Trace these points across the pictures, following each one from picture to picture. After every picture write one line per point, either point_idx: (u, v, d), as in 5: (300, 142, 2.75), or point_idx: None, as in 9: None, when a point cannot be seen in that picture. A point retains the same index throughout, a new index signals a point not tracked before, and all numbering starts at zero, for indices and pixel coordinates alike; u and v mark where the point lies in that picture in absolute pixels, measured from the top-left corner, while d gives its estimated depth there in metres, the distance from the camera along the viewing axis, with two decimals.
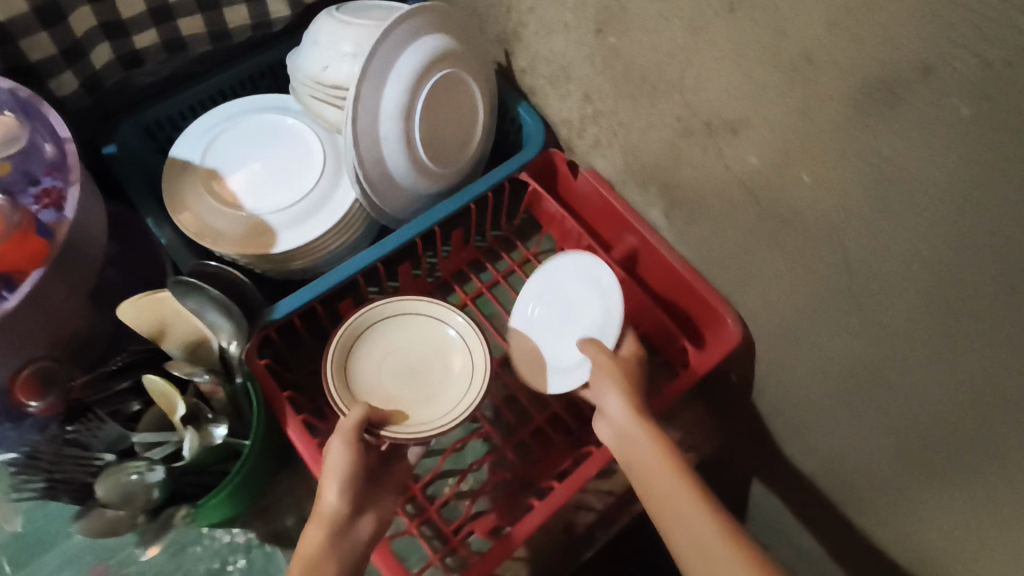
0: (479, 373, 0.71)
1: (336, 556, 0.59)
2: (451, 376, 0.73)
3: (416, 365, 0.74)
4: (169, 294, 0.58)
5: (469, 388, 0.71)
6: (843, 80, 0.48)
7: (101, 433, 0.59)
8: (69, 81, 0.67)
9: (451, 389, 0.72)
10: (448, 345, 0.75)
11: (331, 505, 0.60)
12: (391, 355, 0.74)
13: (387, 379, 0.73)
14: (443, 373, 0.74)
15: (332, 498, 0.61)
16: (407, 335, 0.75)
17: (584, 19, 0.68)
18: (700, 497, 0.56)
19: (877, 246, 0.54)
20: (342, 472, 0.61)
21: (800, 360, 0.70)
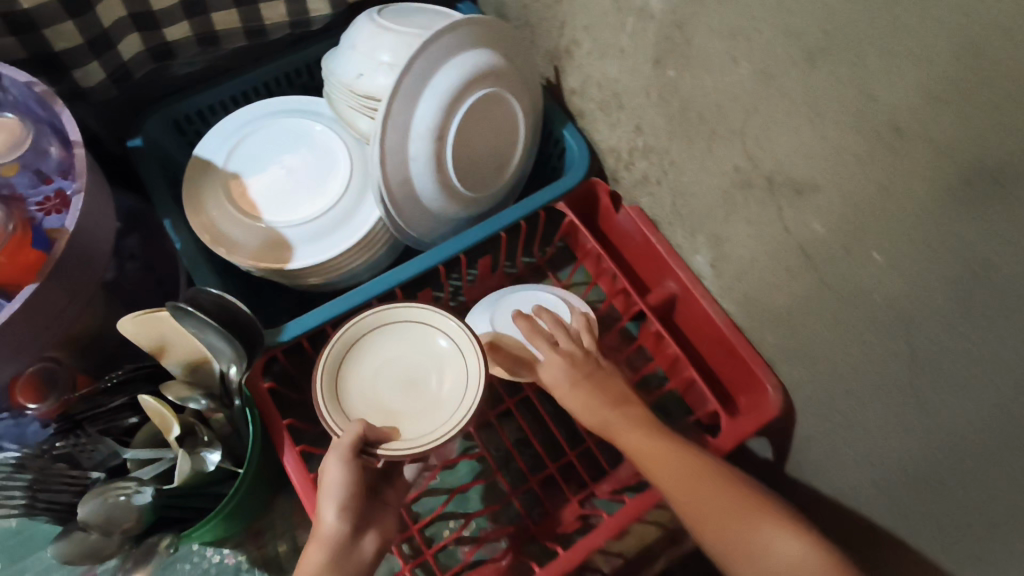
0: (473, 383, 0.64)
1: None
2: (447, 391, 0.66)
3: (413, 380, 0.67)
4: (169, 313, 0.54)
5: (463, 399, 0.64)
6: (941, 158, 0.41)
7: (92, 451, 0.58)
8: (94, 71, 0.65)
9: (444, 404, 0.65)
10: (444, 355, 0.68)
11: (332, 526, 0.55)
12: (385, 369, 0.67)
13: (383, 395, 0.66)
14: (439, 387, 0.66)
15: (332, 520, 0.55)
16: (402, 348, 0.68)
17: (642, 48, 0.62)
18: (695, 466, 0.57)
19: (955, 349, 0.47)
20: (341, 493, 0.56)
21: (845, 446, 0.63)
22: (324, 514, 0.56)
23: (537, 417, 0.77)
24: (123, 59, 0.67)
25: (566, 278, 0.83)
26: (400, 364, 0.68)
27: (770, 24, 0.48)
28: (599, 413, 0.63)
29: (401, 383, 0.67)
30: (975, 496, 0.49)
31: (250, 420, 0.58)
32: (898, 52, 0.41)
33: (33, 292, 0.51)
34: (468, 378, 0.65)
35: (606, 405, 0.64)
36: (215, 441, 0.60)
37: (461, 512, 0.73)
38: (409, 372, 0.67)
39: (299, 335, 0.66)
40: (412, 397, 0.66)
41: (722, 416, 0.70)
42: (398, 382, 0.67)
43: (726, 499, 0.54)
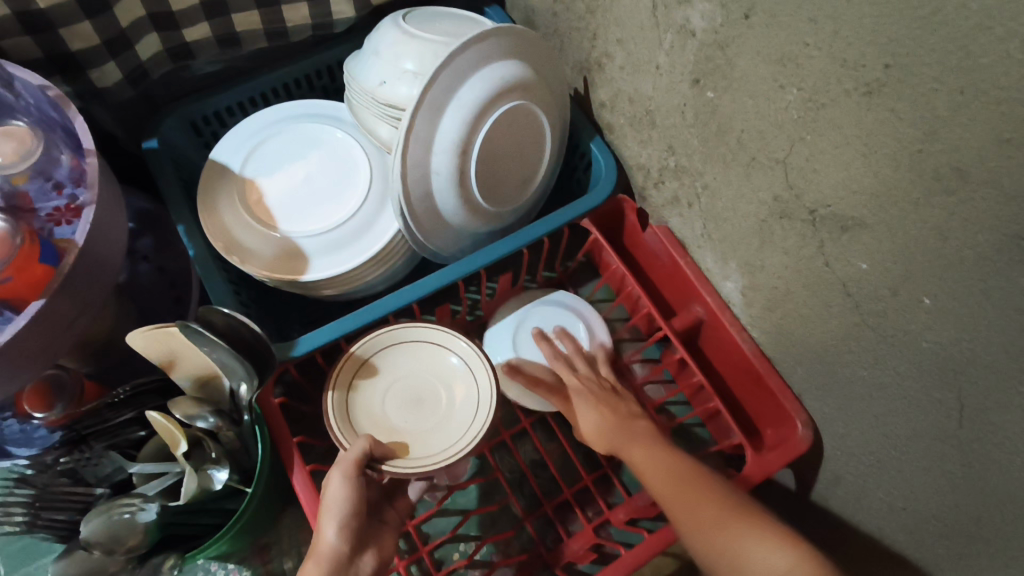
0: (485, 401, 0.63)
1: None
2: (454, 408, 0.64)
3: (417, 398, 0.64)
4: (180, 331, 0.52)
5: (475, 418, 0.62)
6: (1008, 207, 0.38)
7: (98, 467, 0.57)
8: (111, 72, 0.64)
9: (452, 421, 0.63)
10: (451, 372, 0.66)
11: (330, 544, 0.51)
12: (390, 387, 0.65)
13: (389, 413, 0.63)
14: (446, 405, 0.64)
15: (331, 537, 0.52)
16: (407, 364, 0.66)
17: (680, 66, 0.59)
18: (692, 474, 0.54)
19: (1007, 406, 0.44)
20: (343, 509, 0.52)
21: (877, 488, 0.60)
22: (324, 532, 0.52)
23: (554, 440, 0.74)
24: (140, 59, 0.65)
25: (588, 296, 0.80)
26: (405, 381, 0.65)
27: (821, 51, 0.45)
28: (604, 426, 0.62)
29: (406, 400, 0.64)
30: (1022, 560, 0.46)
31: (260, 437, 0.58)
32: (967, 92, 0.37)
33: (42, 308, 0.49)
34: (479, 395, 0.63)
35: (613, 418, 0.62)
36: (223, 458, 0.57)
37: (473, 535, 0.71)
38: (413, 389, 0.65)
39: (311, 350, 0.63)
40: (418, 414, 0.64)
41: (748, 450, 0.67)
42: (404, 400, 0.64)
43: (710, 506, 0.51)
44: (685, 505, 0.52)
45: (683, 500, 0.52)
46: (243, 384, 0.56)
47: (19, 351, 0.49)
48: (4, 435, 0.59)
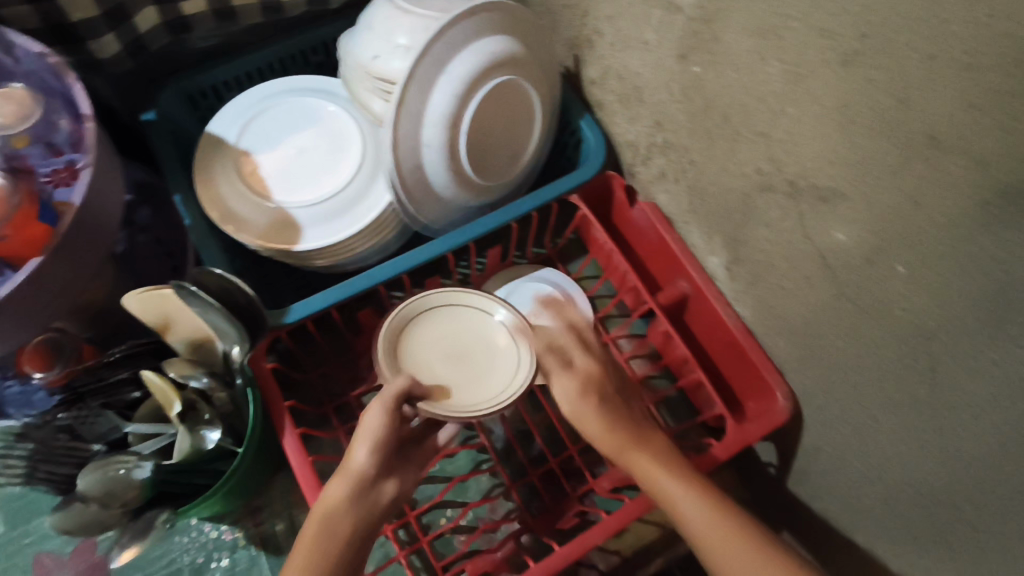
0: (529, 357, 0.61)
1: (357, 514, 0.54)
2: (498, 364, 0.62)
3: (461, 351, 0.62)
4: (174, 290, 0.53)
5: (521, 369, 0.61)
6: (974, 173, 0.39)
7: (94, 424, 0.59)
8: (110, 43, 0.65)
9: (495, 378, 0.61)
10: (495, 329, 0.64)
11: (360, 463, 0.54)
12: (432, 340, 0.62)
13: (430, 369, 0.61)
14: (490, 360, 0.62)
15: (362, 457, 0.55)
16: (452, 319, 0.64)
17: (667, 42, 0.60)
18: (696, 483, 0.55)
19: (973, 369, 0.45)
20: (376, 436, 0.55)
21: (854, 457, 0.62)
22: (356, 450, 0.55)
23: (540, 411, 0.75)
24: (139, 31, 0.67)
25: (577, 271, 0.81)
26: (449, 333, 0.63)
27: (801, 23, 0.46)
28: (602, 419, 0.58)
29: (449, 352, 0.62)
30: (991, 519, 0.48)
31: (253, 400, 0.59)
32: (937, 58, 0.39)
33: (40, 265, 0.51)
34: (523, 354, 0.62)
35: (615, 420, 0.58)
36: (216, 420, 0.59)
37: (459, 502, 0.72)
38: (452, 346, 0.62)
39: (304, 317, 0.64)
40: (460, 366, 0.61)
41: (729, 421, 0.68)
42: (447, 350, 0.62)
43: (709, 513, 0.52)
44: (731, 563, 0.49)
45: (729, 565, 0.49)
46: (235, 346, 0.58)
47: (18, 307, 0.51)
48: (5, 396, 0.61)
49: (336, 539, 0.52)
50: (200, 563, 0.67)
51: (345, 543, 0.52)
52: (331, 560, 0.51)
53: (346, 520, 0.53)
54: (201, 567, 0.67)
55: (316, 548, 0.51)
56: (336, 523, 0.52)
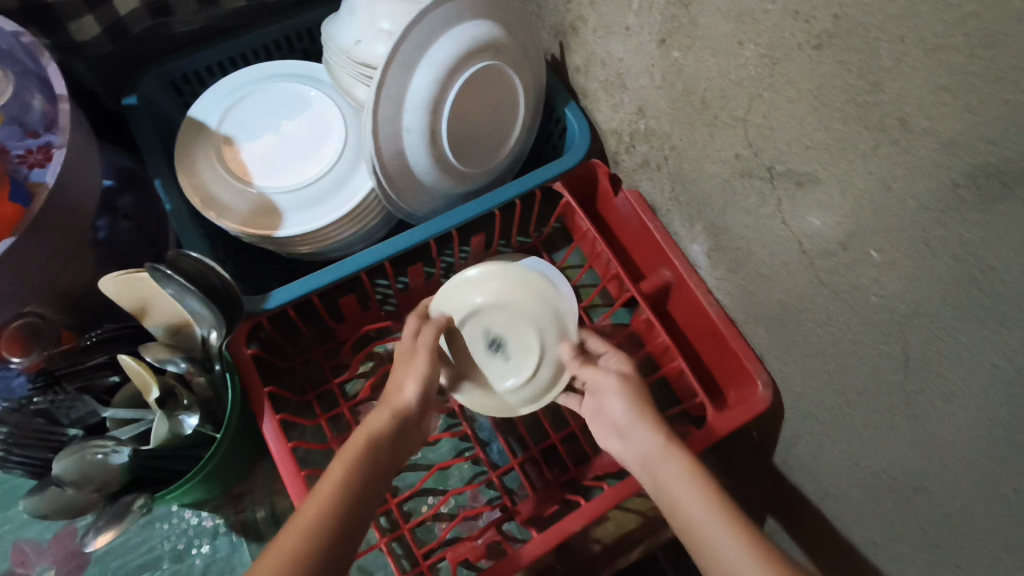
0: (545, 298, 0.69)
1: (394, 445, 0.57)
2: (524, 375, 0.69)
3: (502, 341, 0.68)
4: (149, 272, 0.53)
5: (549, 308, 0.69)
6: (943, 155, 0.39)
7: (71, 410, 0.58)
8: (88, 25, 0.65)
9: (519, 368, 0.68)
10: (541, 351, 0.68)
11: (408, 396, 0.60)
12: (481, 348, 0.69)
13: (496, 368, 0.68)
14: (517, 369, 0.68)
15: (410, 393, 0.60)
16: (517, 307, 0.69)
17: (647, 27, 0.59)
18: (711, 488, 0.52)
19: (945, 351, 0.46)
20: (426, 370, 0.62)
21: (833, 443, 0.62)
22: (405, 389, 0.61)
23: None
24: (118, 14, 0.66)
25: (562, 260, 0.81)
26: (509, 309, 0.69)
27: (776, 6, 0.46)
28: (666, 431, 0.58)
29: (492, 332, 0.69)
30: (964, 501, 0.49)
31: (230, 384, 0.59)
32: (908, 41, 0.38)
33: (14, 246, 0.50)
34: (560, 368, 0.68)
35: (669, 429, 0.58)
36: (195, 405, 0.59)
37: (440, 489, 0.72)
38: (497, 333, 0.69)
39: (284, 304, 0.64)
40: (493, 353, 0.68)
41: (710, 408, 0.68)
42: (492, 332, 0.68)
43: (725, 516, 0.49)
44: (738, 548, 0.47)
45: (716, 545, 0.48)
46: (213, 330, 0.58)
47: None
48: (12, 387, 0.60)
49: (377, 461, 0.54)
50: (180, 550, 0.67)
51: (381, 467, 0.54)
52: (369, 475, 0.53)
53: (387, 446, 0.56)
54: (182, 553, 0.67)
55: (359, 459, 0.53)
56: (380, 445, 0.55)
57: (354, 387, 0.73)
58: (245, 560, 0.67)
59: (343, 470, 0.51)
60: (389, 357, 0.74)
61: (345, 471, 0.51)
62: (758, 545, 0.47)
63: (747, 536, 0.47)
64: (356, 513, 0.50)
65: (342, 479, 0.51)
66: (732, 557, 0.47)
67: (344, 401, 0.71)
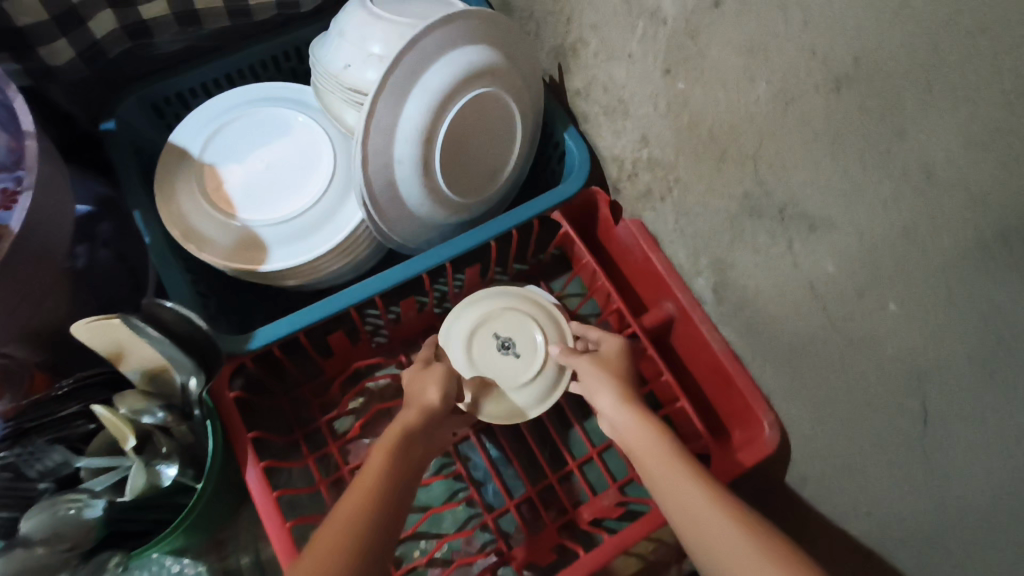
0: (519, 296, 0.72)
1: (422, 446, 0.57)
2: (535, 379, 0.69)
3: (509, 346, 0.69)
4: (121, 323, 0.50)
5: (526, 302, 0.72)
6: (974, 209, 0.37)
7: (42, 462, 0.54)
8: (62, 49, 0.61)
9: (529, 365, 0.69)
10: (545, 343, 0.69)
11: (432, 399, 0.61)
12: (493, 369, 0.68)
13: (511, 376, 0.68)
14: (528, 370, 0.68)
15: (434, 397, 0.61)
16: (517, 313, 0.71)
17: (652, 54, 0.56)
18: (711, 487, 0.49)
19: (967, 411, 0.43)
20: (450, 376, 0.64)
21: (843, 492, 0.59)
22: (428, 394, 0.61)
23: (519, 437, 0.73)
24: (95, 37, 0.63)
25: (561, 289, 0.78)
26: (497, 323, 0.71)
27: (792, 42, 0.43)
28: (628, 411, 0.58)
29: (497, 343, 0.70)
30: (984, 567, 0.46)
31: (212, 432, 0.56)
32: (934, 90, 0.36)
33: None
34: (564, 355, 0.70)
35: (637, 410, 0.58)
36: (173, 454, 0.56)
37: (434, 533, 0.69)
38: (499, 347, 0.70)
39: (270, 342, 0.61)
40: (501, 359, 0.68)
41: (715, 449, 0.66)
42: (497, 338, 0.69)
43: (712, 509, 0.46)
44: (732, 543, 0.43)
45: (698, 514, 0.46)
46: (191, 378, 0.55)
47: None
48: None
49: (407, 463, 0.54)
50: None
51: (410, 465, 0.54)
52: (399, 477, 0.52)
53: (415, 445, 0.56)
54: None
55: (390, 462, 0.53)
56: (407, 444, 0.55)
57: (343, 424, 0.71)
58: None
59: (374, 473, 0.51)
60: (381, 393, 0.72)
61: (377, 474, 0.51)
62: (767, 542, 0.43)
63: (755, 531, 0.44)
64: (388, 512, 0.49)
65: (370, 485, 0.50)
66: (737, 551, 0.43)
67: (333, 440, 0.68)
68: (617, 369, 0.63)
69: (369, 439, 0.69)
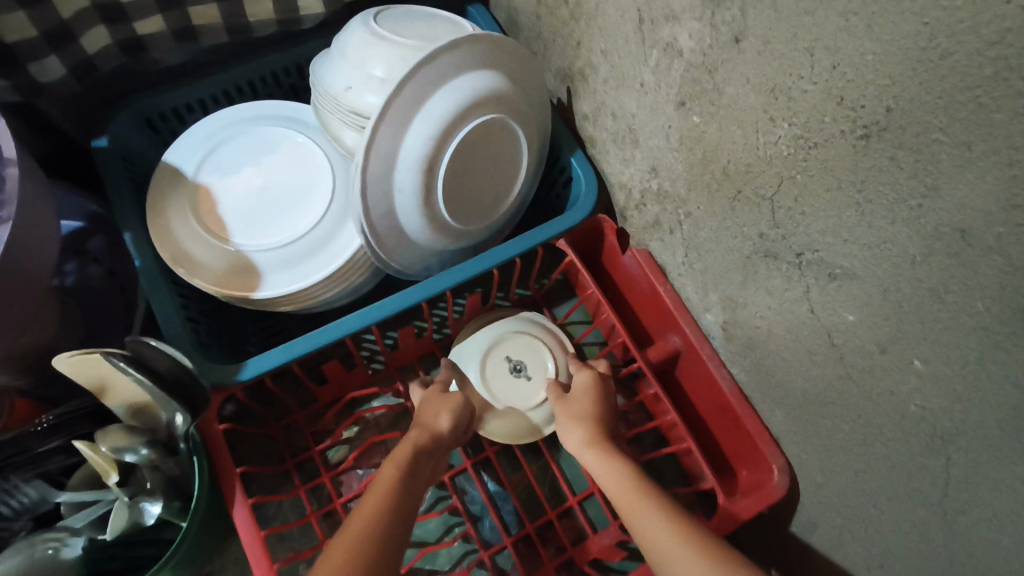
0: (528, 320, 0.71)
1: (428, 470, 0.53)
2: (545, 402, 0.68)
3: (520, 369, 0.69)
4: (103, 357, 0.47)
5: (535, 325, 0.71)
6: (1009, 277, 0.34)
7: (20, 495, 0.53)
8: (53, 66, 0.59)
9: (540, 387, 0.68)
10: (555, 364, 0.69)
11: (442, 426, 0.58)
12: (505, 392, 0.68)
13: (522, 399, 0.68)
14: (540, 393, 0.68)
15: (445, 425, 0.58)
16: (526, 335, 0.70)
17: (665, 86, 0.54)
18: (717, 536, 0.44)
19: (990, 479, 0.41)
20: (463, 408, 0.61)
21: (854, 543, 0.57)
22: (439, 419, 0.59)
23: (519, 469, 0.71)
24: (88, 53, 0.61)
25: (564, 317, 0.76)
26: (508, 346, 0.69)
27: (816, 86, 0.40)
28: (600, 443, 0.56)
29: (508, 366, 0.69)
30: None
31: (198, 467, 0.55)
32: (975, 148, 0.33)
33: None
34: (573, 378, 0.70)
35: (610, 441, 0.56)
36: (158, 490, 0.54)
37: (428, 569, 0.66)
38: (510, 369, 0.69)
39: (259, 374, 0.58)
40: (512, 383, 0.68)
41: (720, 494, 0.63)
42: (509, 362, 0.68)
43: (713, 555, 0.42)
44: None
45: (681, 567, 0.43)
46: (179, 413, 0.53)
47: None
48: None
49: (409, 496, 0.49)
50: None
51: (416, 491, 0.50)
52: (408, 498, 0.48)
53: (422, 469, 0.53)
54: None
55: (391, 500, 0.47)
56: (416, 466, 0.52)
57: (337, 453, 0.68)
58: None
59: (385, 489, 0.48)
60: (376, 423, 0.70)
61: (375, 511, 0.46)
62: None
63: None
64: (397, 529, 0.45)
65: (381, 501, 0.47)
66: None
67: (326, 471, 0.66)
68: (579, 407, 0.61)
69: (363, 470, 0.67)
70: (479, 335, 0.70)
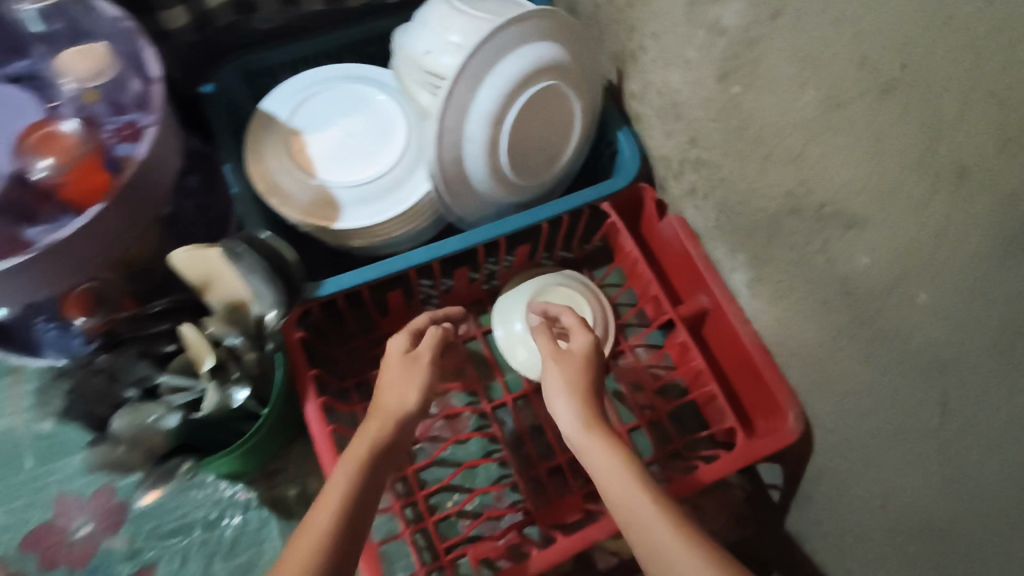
0: (567, 276, 0.78)
1: (393, 446, 0.59)
2: None
3: None
4: (219, 249, 0.59)
5: (573, 280, 0.78)
6: (996, 209, 0.41)
7: (132, 369, 0.62)
8: (177, 16, 0.70)
9: None
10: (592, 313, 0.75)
11: (405, 399, 0.61)
12: None
13: None
14: None
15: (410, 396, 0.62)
16: (565, 288, 0.77)
17: (707, 62, 0.62)
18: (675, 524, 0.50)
19: (980, 400, 0.47)
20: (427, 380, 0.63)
21: (860, 482, 0.63)
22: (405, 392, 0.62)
23: None
24: (207, 8, 0.71)
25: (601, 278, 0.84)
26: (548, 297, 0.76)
27: (841, 53, 0.47)
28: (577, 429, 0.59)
29: None
30: (992, 550, 0.49)
31: (281, 363, 0.64)
32: (973, 96, 0.40)
33: (100, 212, 0.53)
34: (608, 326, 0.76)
35: (587, 427, 0.59)
36: (244, 379, 0.63)
37: (466, 487, 0.74)
38: None
39: (336, 292, 0.66)
40: None
41: (740, 435, 0.69)
42: None
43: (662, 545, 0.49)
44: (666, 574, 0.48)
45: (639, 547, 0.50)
46: (270, 310, 0.59)
47: (71, 249, 0.53)
48: (44, 336, 0.64)
49: (369, 480, 0.55)
50: (212, 518, 0.73)
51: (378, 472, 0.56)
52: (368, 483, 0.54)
53: (388, 448, 0.58)
54: (213, 522, 0.73)
55: (353, 488, 0.53)
56: (382, 448, 0.57)
57: None
58: (274, 534, 0.73)
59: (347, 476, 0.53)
60: None
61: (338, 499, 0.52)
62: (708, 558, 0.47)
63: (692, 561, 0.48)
64: (357, 515, 0.52)
65: (342, 491, 0.52)
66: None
67: None
68: (572, 377, 0.62)
69: None
70: (523, 289, 0.77)
